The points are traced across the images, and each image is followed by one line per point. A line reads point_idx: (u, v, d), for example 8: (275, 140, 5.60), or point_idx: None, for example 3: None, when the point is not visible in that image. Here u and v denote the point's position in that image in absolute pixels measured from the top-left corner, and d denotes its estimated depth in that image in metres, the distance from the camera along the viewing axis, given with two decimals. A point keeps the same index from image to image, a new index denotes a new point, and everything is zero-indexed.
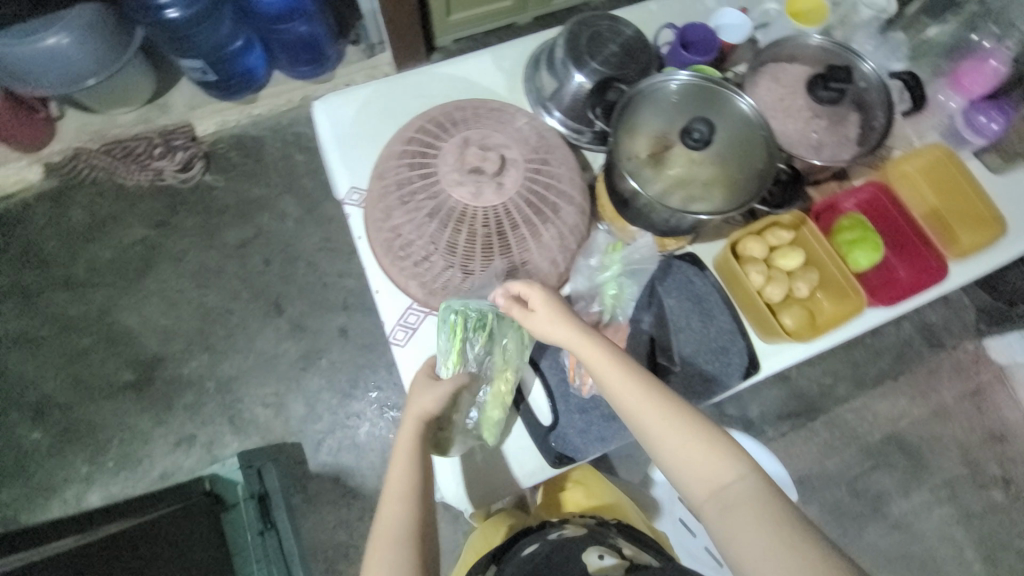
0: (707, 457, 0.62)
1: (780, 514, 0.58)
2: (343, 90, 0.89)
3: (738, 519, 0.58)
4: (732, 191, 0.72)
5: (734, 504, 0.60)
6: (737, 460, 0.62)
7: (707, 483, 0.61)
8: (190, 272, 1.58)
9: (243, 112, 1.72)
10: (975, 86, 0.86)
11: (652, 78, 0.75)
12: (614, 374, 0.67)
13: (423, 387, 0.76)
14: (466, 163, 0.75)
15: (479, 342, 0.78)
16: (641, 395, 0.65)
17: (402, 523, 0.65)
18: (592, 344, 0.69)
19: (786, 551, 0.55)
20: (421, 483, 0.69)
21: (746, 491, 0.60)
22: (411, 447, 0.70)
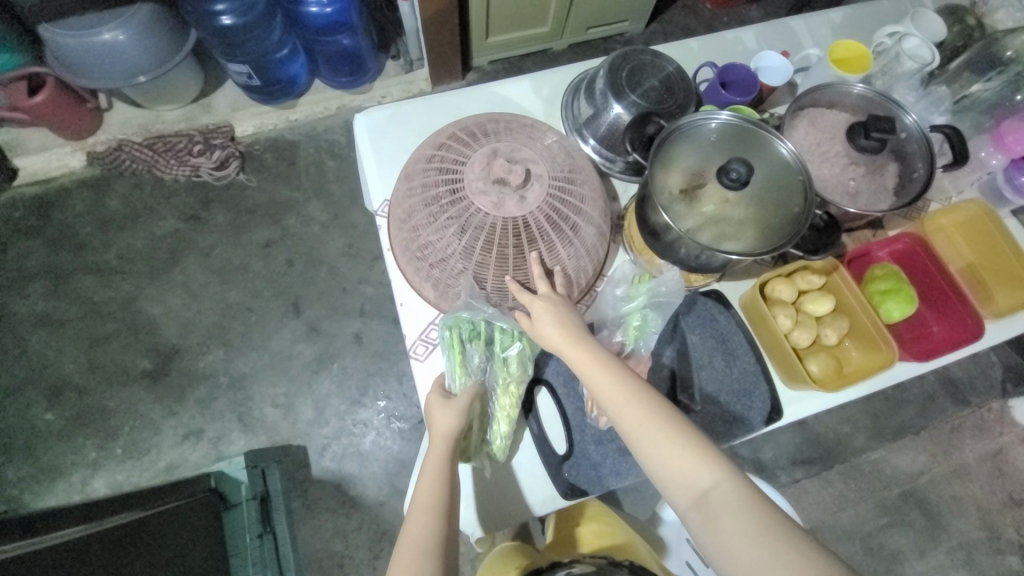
0: (690, 460, 0.62)
1: (758, 517, 0.58)
2: (386, 105, 0.92)
3: (721, 522, 0.58)
4: (766, 232, 0.71)
5: (717, 508, 0.59)
6: (720, 465, 0.62)
7: (691, 486, 0.61)
8: (215, 266, 1.61)
9: (282, 116, 1.77)
10: (1018, 145, 0.83)
11: (694, 116, 0.75)
12: (602, 376, 0.67)
13: (439, 405, 0.75)
14: (492, 172, 0.73)
15: (477, 351, 0.76)
16: (628, 398, 0.65)
17: (426, 542, 0.65)
18: (583, 348, 0.69)
19: (767, 553, 0.55)
20: (448, 502, 0.68)
21: (724, 494, 0.60)
22: (441, 466, 0.70)
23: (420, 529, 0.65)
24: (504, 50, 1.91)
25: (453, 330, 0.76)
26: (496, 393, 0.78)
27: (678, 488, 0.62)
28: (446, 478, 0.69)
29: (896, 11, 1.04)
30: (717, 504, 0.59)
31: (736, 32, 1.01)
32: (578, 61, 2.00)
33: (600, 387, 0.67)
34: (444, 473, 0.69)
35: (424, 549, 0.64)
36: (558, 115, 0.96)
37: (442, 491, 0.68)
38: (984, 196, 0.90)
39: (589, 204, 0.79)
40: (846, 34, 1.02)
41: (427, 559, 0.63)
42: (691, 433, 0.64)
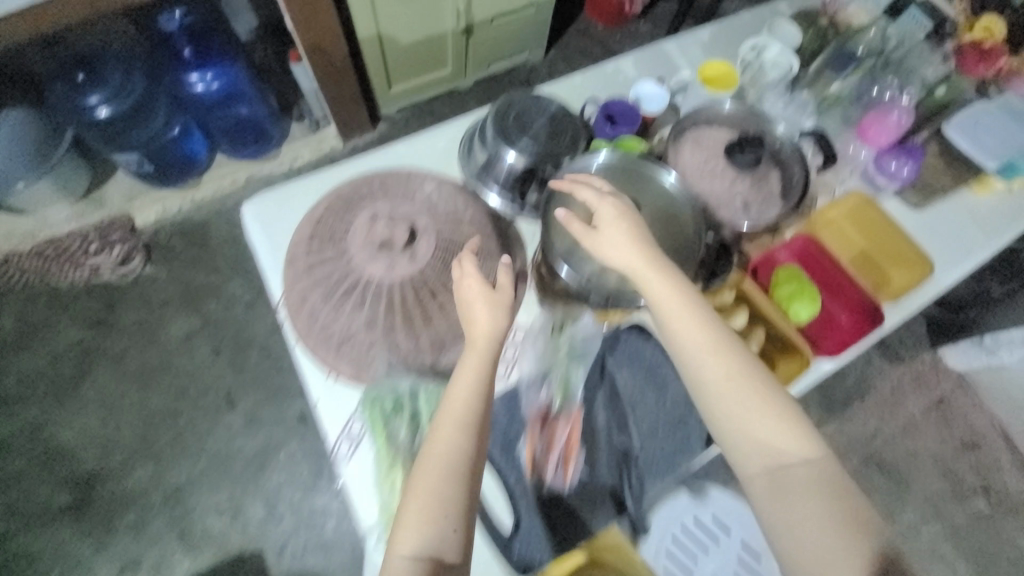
0: (781, 436, 0.64)
1: (837, 496, 0.62)
2: (273, 189, 0.85)
3: (792, 501, 0.62)
4: (681, 253, 0.72)
5: (793, 485, 0.63)
6: (809, 443, 0.65)
7: (776, 460, 0.64)
8: (133, 372, 1.49)
9: (186, 197, 1.66)
10: (880, 137, 0.90)
11: (573, 163, 0.78)
12: (693, 325, 0.66)
13: (477, 300, 0.64)
14: (375, 237, 0.67)
15: (403, 427, 0.68)
16: (723, 360, 0.65)
17: (448, 478, 0.57)
18: (682, 297, 0.66)
19: (832, 538, 0.60)
20: (479, 426, 0.60)
21: (807, 474, 0.63)
22: (468, 387, 0.60)
23: (438, 466, 0.58)
24: (411, 95, 1.89)
25: (370, 411, 0.69)
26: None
27: (756, 460, 0.64)
28: (478, 407, 0.60)
29: (760, 17, 1.09)
30: (792, 482, 0.63)
31: (615, 63, 1.03)
32: (487, 96, 2.01)
33: (694, 341, 0.66)
34: (475, 400, 0.60)
35: (447, 488, 0.57)
36: (456, 165, 0.91)
37: (480, 402, 0.61)
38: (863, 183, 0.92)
39: (497, 254, 0.76)
40: (717, 47, 1.06)
41: (455, 480, 0.58)
42: (782, 407, 0.65)
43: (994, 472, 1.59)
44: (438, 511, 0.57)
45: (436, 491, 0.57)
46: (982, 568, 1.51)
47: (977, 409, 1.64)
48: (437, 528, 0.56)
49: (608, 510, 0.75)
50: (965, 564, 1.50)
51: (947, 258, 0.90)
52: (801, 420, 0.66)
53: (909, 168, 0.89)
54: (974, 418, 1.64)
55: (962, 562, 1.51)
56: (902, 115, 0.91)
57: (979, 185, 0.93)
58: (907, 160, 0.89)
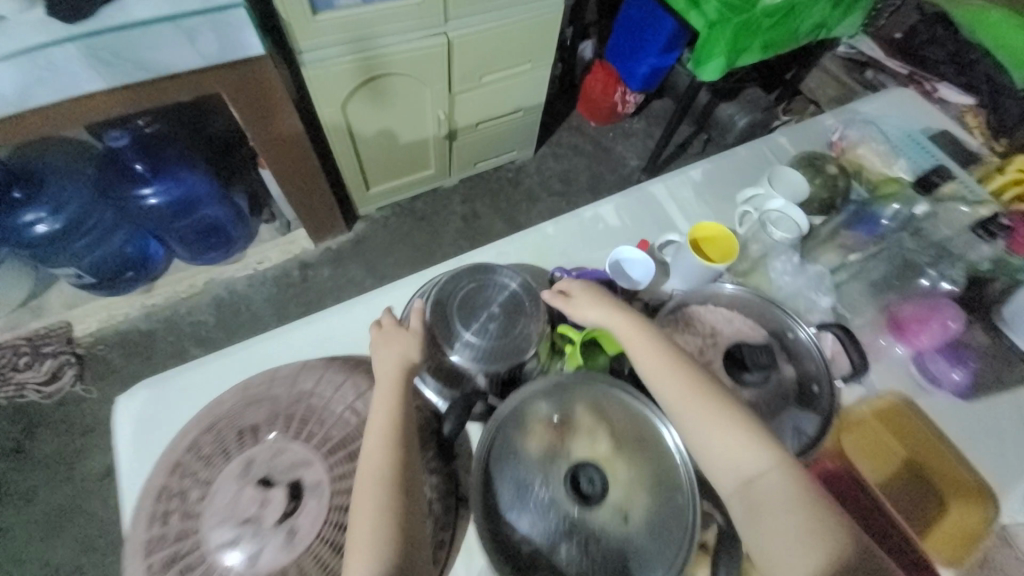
0: (741, 449, 0.58)
1: (814, 512, 0.54)
2: (157, 377, 0.69)
3: (765, 521, 0.55)
4: (660, 486, 0.57)
5: (764, 501, 0.56)
6: (775, 456, 0.58)
7: (739, 474, 0.58)
8: (37, 518, 1.27)
9: (135, 303, 1.53)
10: (924, 339, 0.75)
11: (523, 389, 0.62)
12: (644, 348, 0.65)
13: (391, 337, 0.65)
14: (241, 506, 0.49)
15: None
16: (676, 377, 0.62)
17: (379, 490, 0.50)
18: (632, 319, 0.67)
19: (811, 556, 0.52)
20: (403, 459, 0.53)
21: (776, 487, 0.56)
22: (391, 396, 0.58)
23: (373, 480, 0.51)
24: (392, 194, 1.79)
25: None
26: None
27: (726, 477, 0.58)
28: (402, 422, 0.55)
29: (756, 159, 0.97)
30: (765, 499, 0.55)
31: (594, 208, 0.89)
32: (473, 194, 1.91)
33: (646, 364, 0.64)
34: (401, 412, 0.56)
35: (382, 500, 0.50)
36: None
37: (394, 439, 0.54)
38: (903, 381, 0.74)
39: None
40: (712, 191, 0.93)
41: (382, 528, 0.48)
42: (746, 420, 0.60)
43: None
44: (376, 533, 0.48)
45: (375, 515, 0.49)
46: None
47: None
48: (384, 559, 0.47)
49: None
50: None
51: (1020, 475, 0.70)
52: (769, 436, 0.59)
53: (962, 375, 0.74)
54: None
55: None
56: (954, 317, 0.75)
57: None
58: (956, 365, 0.74)
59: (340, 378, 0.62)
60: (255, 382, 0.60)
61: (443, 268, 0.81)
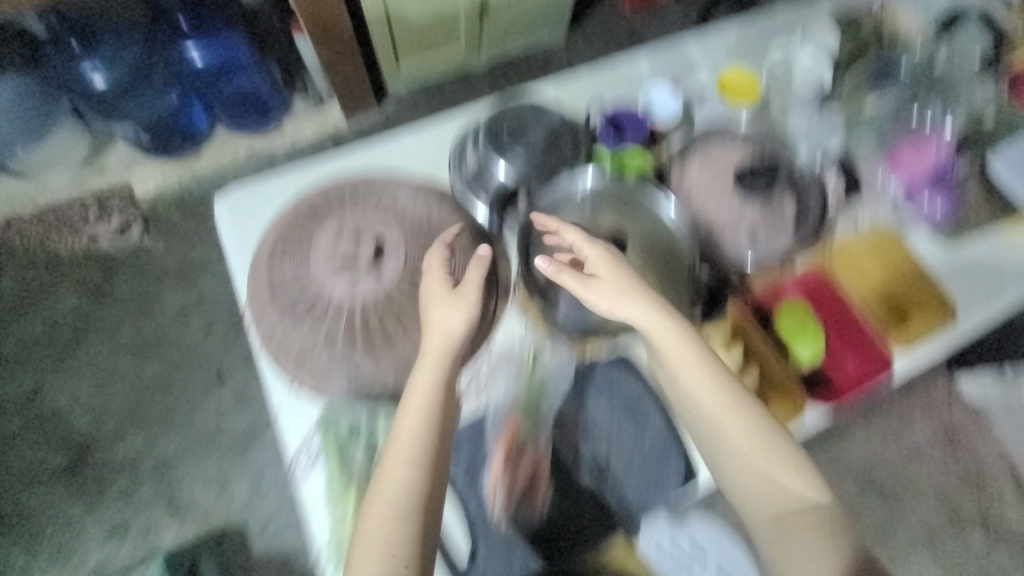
0: (778, 477, 0.66)
1: (831, 533, 0.64)
2: (248, 183, 0.81)
3: (795, 546, 0.63)
4: (665, 264, 0.73)
5: (796, 528, 0.64)
6: (813, 494, 0.66)
7: (772, 506, 0.66)
8: (126, 343, 1.47)
9: (185, 170, 1.60)
10: (914, 167, 0.83)
11: (556, 187, 0.76)
12: (697, 367, 0.66)
13: (444, 302, 0.61)
14: (339, 252, 0.63)
15: (359, 453, 0.65)
16: (720, 381, 0.66)
17: (411, 462, 0.58)
18: (680, 332, 0.66)
19: (825, 555, 0.62)
20: (432, 458, 0.59)
21: (808, 517, 0.65)
22: (424, 390, 0.60)
23: (394, 488, 0.57)
24: (422, 70, 1.79)
25: (324, 430, 0.66)
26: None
27: (761, 505, 0.66)
28: (429, 432, 0.59)
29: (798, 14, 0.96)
30: (795, 525, 0.64)
31: (633, 60, 0.92)
32: (502, 75, 1.88)
33: (694, 380, 0.66)
34: (432, 414, 0.59)
35: (415, 467, 0.58)
36: (445, 169, 0.83)
37: (422, 440, 0.59)
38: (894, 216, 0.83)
39: (476, 274, 0.71)
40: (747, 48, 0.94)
41: (403, 516, 0.57)
42: (782, 435, 0.67)
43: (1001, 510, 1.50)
44: (403, 495, 0.58)
45: (385, 526, 0.56)
46: None
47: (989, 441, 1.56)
48: (386, 563, 0.55)
49: (566, 555, 0.72)
50: None
51: (978, 296, 0.81)
52: (805, 461, 0.67)
53: (942, 203, 0.82)
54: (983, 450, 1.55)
55: None
56: (945, 148, 0.83)
57: (1016, 227, 0.84)
58: (942, 199, 0.82)
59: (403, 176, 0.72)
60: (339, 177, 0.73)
61: (490, 104, 0.87)
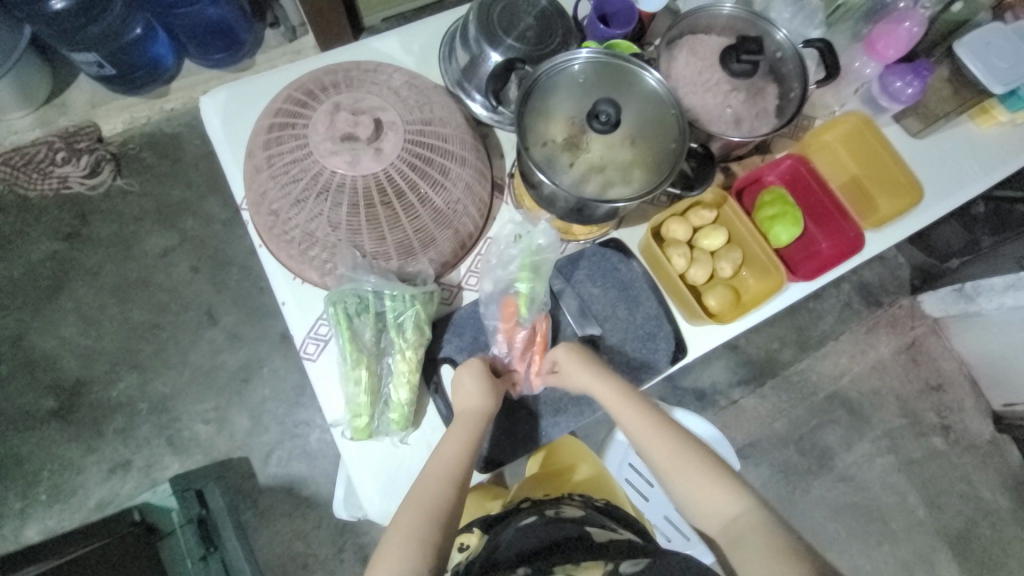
0: (714, 492, 0.60)
1: (774, 536, 0.55)
2: (236, 83, 0.79)
3: (738, 551, 0.55)
4: (658, 139, 0.69)
5: (741, 536, 0.56)
6: (745, 498, 0.59)
7: (717, 519, 0.59)
8: (110, 286, 1.44)
9: (154, 108, 1.51)
10: (889, 51, 0.84)
11: (555, 59, 0.69)
12: (624, 412, 0.66)
13: (482, 379, 0.68)
14: (337, 130, 0.64)
15: (368, 327, 0.69)
16: (631, 407, 0.66)
17: (439, 482, 0.59)
18: (607, 383, 0.68)
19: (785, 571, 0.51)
20: (460, 483, 0.59)
21: (748, 520, 0.57)
22: (467, 427, 0.64)
23: (431, 502, 0.57)
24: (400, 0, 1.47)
25: (332, 309, 0.68)
26: (393, 358, 0.70)
27: (706, 521, 0.60)
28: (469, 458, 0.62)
29: None
30: (740, 534, 0.56)
31: None
32: None
33: (623, 425, 0.66)
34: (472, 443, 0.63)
35: (443, 487, 0.58)
36: (434, 69, 0.84)
37: (457, 470, 0.60)
38: (865, 105, 0.91)
39: (471, 159, 0.73)
40: None
41: (426, 529, 0.54)
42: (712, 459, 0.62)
43: (956, 413, 1.62)
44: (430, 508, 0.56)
45: (411, 538, 0.53)
46: (933, 500, 1.56)
47: (950, 353, 1.66)
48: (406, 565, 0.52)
49: (567, 416, 0.77)
50: (916, 495, 1.56)
51: (942, 189, 0.89)
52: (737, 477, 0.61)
53: (909, 87, 0.85)
54: (944, 362, 1.66)
55: (913, 492, 1.56)
56: (916, 23, 0.83)
57: (981, 116, 0.91)
58: (917, 79, 0.84)
59: (395, 67, 0.74)
60: (330, 67, 0.73)
61: None
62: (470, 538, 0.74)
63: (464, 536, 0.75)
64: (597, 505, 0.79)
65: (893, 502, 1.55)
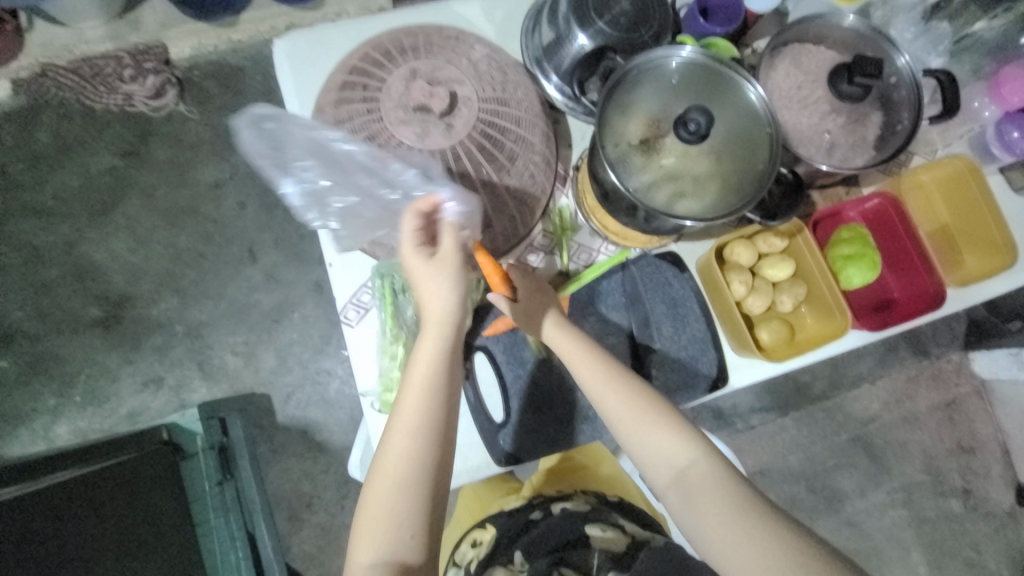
0: (676, 448, 0.62)
1: (734, 494, 0.58)
2: (312, 29, 0.77)
3: (703, 507, 0.58)
4: (743, 157, 0.64)
5: (698, 490, 0.59)
6: (702, 450, 0.61)
7: (674, 470, 0.61)
8: (161, 209, 1.48)
9: (222, 37, 1.49)
10: (1015, 96, 0.77)
11: (650, 54, 0.65)
12: (586, 366, 0.64)
13: (428, 276, 0.58)
14: (411, 98, 0.63)
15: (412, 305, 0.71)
16: (596, 370, 0.63)
17: (407, 442, 0.57)
18: (570, 335, 0.66)
19: (737, 524, 0.56)
20: (439, 433, 0.58)
21: (706, 474, 0.60)
22: (428, 366, 0.58)
23: (396, 473, 0.56)
24: None
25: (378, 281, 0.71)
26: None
27: (661, 472, 0.62)
28: (438, 407, 0.58)
29: None
30: (697, 488, 0.59)
31: None
32: None
33: (584, 378, 0.64)
34: (440, 378, 0.58)
35: (415, 446, 0.56)
36: (515, 44, 0.80)
37: (431, 418, 0.57)
38: (972, 150, 0.83)
39: (539, 146, 0.70)
40: None
41: (408, 492, 0.56)
42: (672, 417, 0.63)
43: (981, 480, 1.55)
44: (404, 472, 0.56)
45: (388, 509, 0.56)
46: (937, 561, 1.52)
47: (991, 417, 1.57)
48: (393, 540, 0.55)
49: (592, 425, 0.76)
50: (921, 553, 1.51)
51: None
52: (693, 430, 0.63)
53: None
54: (982, 426, 1.57)
55: (918, 550, 1.51)
56: None
57: None
58: None
59: (478, 38, 0.71)
60: (411, 26, 0.70)
61: None
62: (481, 534, 0.74)
63: (477, 532, 0.75)
64: (611, 499, 0.77)
65: (895, 555, 1.51)
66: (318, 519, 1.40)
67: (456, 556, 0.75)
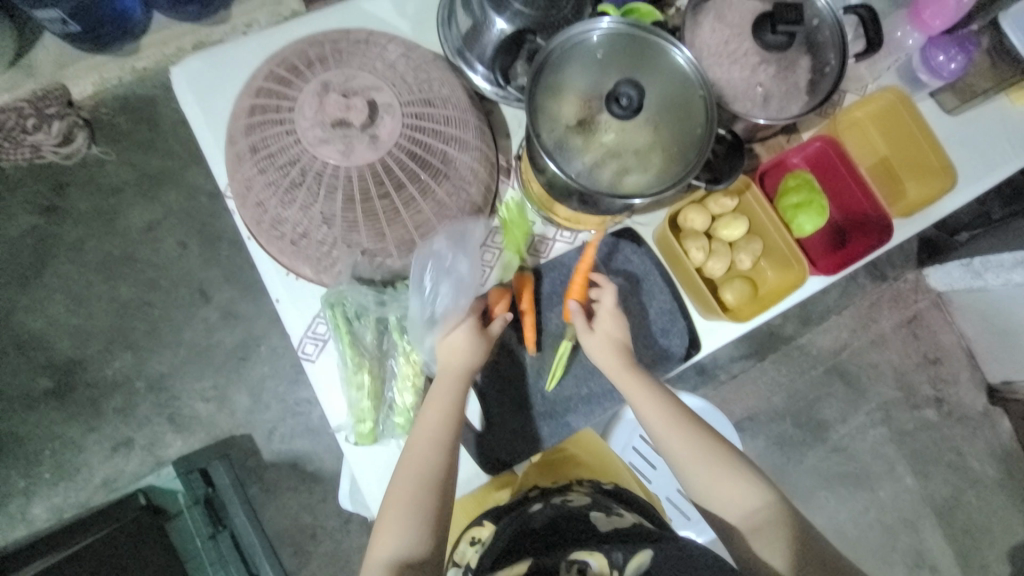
0: (741, 487, 0.63)
1: (797, 536, 0.60)
2: (210, 50, 0.72)
3: (767, 544, 0.59)
4: (681, 123, 0.62)
5: (766, 530, 0.61)
6: (763, 486, 0.63)
7: (740, 508, 0.62)
8: (96, 263, 1.38)
9: (125, 67, 1.37)
10: (936, 21, 0.77)
11: (570, 30, 0.62)
12: (649, 399, 0.67)
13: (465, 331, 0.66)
14: (327, 114, 0.59)
15: (369, 330, 0.69)
16: (657, 405, 0.66)
17: (432, 449, 0.61)
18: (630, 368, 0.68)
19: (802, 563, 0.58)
20: (451, 444, 0.62)
21: (771, 513, 0.62)
22: (455, 395, 0.64)
23: (417, 475, 0.60)
24: None
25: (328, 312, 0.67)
26: (397, 360, 0.70)
27: (725, 509, 0.63)
28: (454, 424, 0.63)
29: None
30: (763, 527, 0.61)
31: None
32: None
33: (644, 410, 0.67)
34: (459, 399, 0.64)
35: (439, 453, 0.61)
36: (432, 36, 0.76)
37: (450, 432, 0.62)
38: (900, 80, 0.84)
39: (474, 143, 0.67)
40: None
41: (427, 494, 0.59)
42: (733, 455, 0.65)
43: (950, 386, 1.64)
44: (426, 473, 0.60)
45: (409, 507, 0.58)
46: (921, 468, 1.61)
47: (950, 326, 1.65)
48: (408, 536, 0.57)
49: (577, 414, 0.76)
50: (905, 464, 1.60)
51: (974, 169, 0.83)
52: (751, 467, 0.65)
53: (958, 63, 0.79)
54: (944, 335, 1.65)
55: (903, 462, 1.60)
56: None
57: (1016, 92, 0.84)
58: (959, 53, 0.79)
59: (389, 37, 0.67)
60: (316, 34, 0.65)
61: None
62: (480, 530, 0.71)
63: (476, 529, 0.72)
64: (607, 488, 0.77)
65: (883, 471, 1.59)
66: (325, 549, 1.37)
67: (456, 556, 0.72)
